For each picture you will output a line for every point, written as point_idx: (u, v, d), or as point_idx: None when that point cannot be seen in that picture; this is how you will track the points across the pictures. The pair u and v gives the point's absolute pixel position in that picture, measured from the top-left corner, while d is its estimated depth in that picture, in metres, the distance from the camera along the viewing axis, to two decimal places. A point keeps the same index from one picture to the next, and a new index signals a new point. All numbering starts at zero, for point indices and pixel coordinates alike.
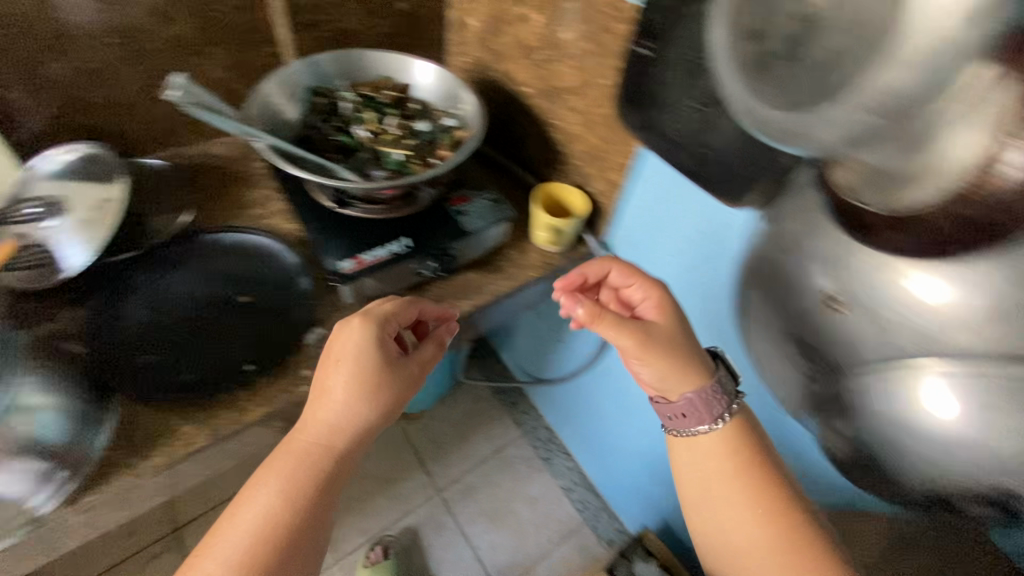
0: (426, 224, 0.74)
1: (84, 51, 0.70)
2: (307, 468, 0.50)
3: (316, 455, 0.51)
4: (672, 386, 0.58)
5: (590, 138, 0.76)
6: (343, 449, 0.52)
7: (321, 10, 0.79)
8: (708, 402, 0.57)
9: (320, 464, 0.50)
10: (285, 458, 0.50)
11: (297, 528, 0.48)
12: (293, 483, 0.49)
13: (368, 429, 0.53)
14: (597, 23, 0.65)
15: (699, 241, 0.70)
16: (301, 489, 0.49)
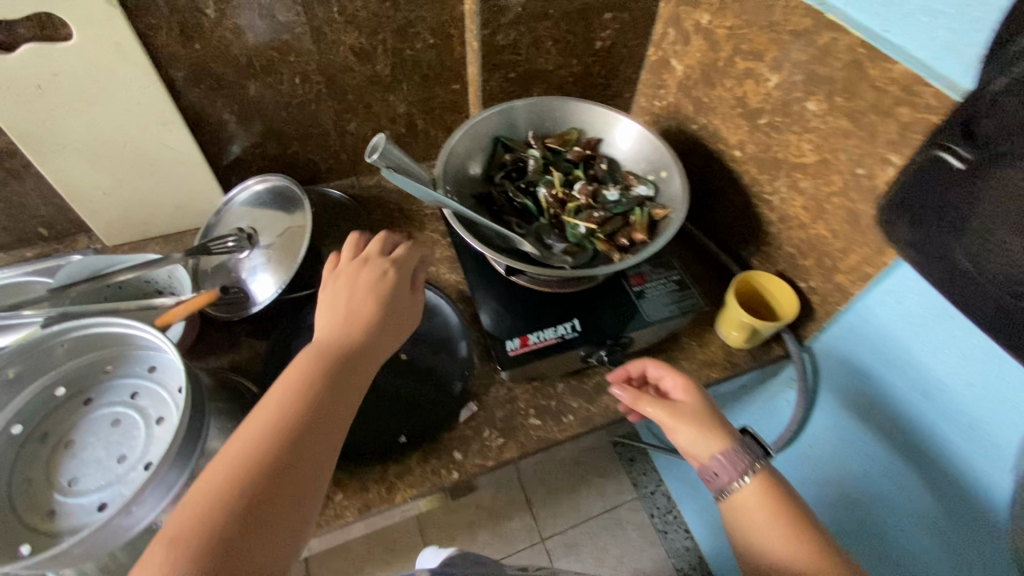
0: (601, 303, 0.66)
1: (291, 87, 0.71)
2: (300, 377, 0.44)
3: (331, 368, 0.45)
4: (703, 445, 0.51)
5: (817, 229, 0.62)
6: (355, 372, 0.46)
7: (518, 50, 0.74)
8: (725, 456, 0.50)
9: (337, 372, 0.45)
10: (303, 362, 0.45)
11: (323, 431, 0.42)
12: (319, 397, 0.43)
13: (377, 356, 0.49)
14: (870, 103, 0.51)
15: (943, 364, 0.54)
16: (313, 393, 0.43)
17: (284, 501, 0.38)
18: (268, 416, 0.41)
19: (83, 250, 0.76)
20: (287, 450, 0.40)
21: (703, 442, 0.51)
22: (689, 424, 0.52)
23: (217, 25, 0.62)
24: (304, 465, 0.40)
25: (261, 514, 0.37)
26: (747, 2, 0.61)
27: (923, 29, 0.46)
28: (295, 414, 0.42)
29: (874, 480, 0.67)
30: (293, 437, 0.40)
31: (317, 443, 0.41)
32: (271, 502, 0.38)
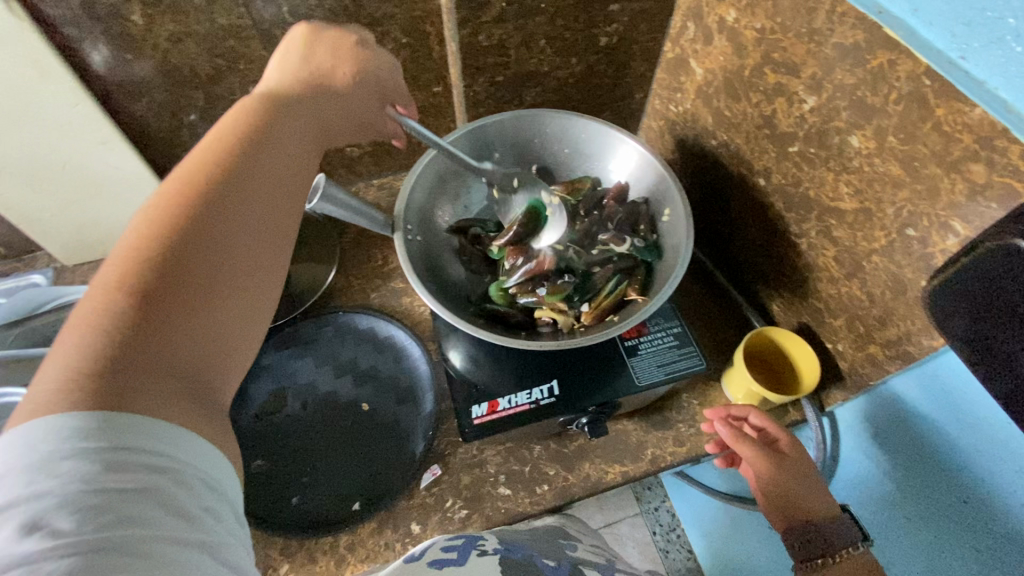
0: (584, 361, 0.57)
1: (245, 96, 0.64)
2: (242, 125, 0.40)
3: (284, 112, 0.43)
4: (801, 501, 0.49)
5: (850, 288, 0.51)
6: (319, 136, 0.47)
7: (504, 51, 0.63)
8: (821, 527, 0.46)
9: (281, 131, 0.41)
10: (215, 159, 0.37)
11: (281, 198, 0.39)
12: (259, 150, 0.39)
13: (334, 128, 0.49)
14: (930, 152, 0.40)
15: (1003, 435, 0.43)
16: (247, 155, 0.38)
17: (245, 272, 0.34)
18: (194, 193, 0.34)
19: (42, 269, 0.72)
20: (233, 225, 0.35)
21: (802, 501, 0.49)
22: (786, 481, 0.50)
23: (148, 31, 0.54)
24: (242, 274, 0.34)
25: (223, 292, 0.32)
26: (782, 1, 0.48)
27: (1016, 61, 0.32)
28: (227, 184, 0.36)
29: (921, 521, 0.52)
30: (233, 206, 0.35)
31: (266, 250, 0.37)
32: (225, 281, 0.33)
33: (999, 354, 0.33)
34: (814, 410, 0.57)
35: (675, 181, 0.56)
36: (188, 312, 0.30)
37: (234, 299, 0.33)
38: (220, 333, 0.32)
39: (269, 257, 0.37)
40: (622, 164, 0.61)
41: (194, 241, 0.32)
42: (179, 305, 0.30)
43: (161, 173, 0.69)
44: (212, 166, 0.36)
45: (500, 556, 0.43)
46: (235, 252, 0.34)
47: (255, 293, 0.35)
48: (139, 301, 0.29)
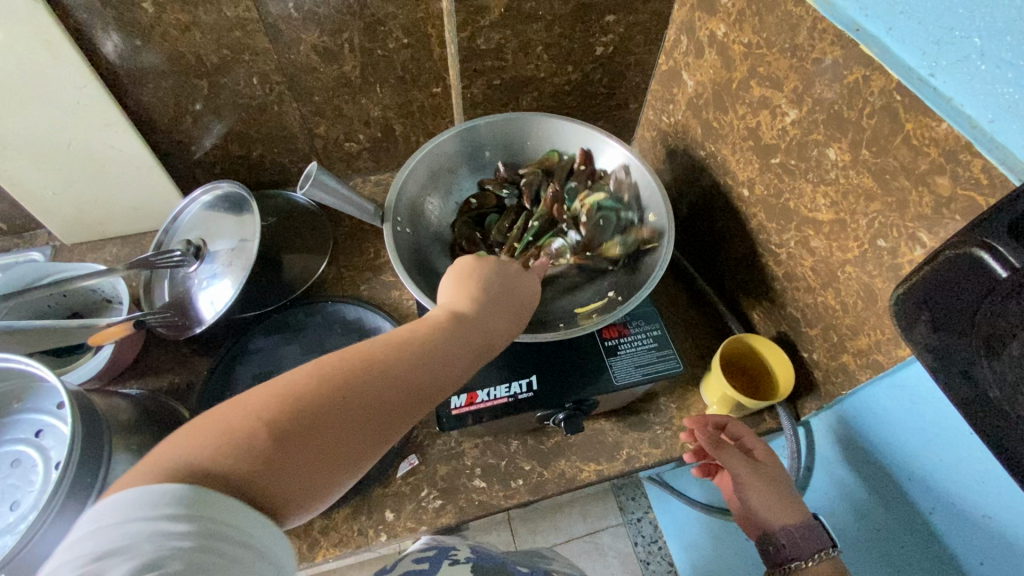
0: (564, 359, 0.58)
1: (250, 88, 0.65)
2: (388, 348, 0.39)
3: (436, 359, 0.40)
4: (780, 512, 0.49)
5: (826, 298, 0.52)
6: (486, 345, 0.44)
7: (503, 55, 0.65)
8: (798, 533, 0.48)
9: (462, 345, 0.42)
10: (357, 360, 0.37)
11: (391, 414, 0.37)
12: (383, 415, 0.37)
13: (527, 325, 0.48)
14: (900, 164, 0.41)
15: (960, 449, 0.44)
16: (342, 428, 0.35)
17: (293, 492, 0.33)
18: (322, 385, 0.35)
19: (41, 247, 0.74)
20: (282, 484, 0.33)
21: (778, 512, 0.49)
22: (763, 490, 0.50)
23: (158, 20, 0.56)
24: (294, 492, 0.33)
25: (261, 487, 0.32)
26: (768, 17, 0.50)
27: (978, 78, 0.35)
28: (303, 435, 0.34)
29: (892, 528, 0.52)
30: (332, 445, 0.34)
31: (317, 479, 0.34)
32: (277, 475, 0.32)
33: (956, 360, 0.34)
34: (789, 419, 0.58)
35: (658, 183, 0.58)
36: (274, 484, 0.32)
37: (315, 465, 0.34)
38: (299, 487, 0.33)
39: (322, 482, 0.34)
40: (608, 167, 0.63)
41: (302, 437, 0.33)
42: (283, 452, 0.33)
43: (163, 158, 0.71)
44: (342, 394, 0.35)
45: (473, 564, 0.47)
46: (329, 444, 0.34)
47: (338, 471, 0.35)
48: (248, 454, 0.32)
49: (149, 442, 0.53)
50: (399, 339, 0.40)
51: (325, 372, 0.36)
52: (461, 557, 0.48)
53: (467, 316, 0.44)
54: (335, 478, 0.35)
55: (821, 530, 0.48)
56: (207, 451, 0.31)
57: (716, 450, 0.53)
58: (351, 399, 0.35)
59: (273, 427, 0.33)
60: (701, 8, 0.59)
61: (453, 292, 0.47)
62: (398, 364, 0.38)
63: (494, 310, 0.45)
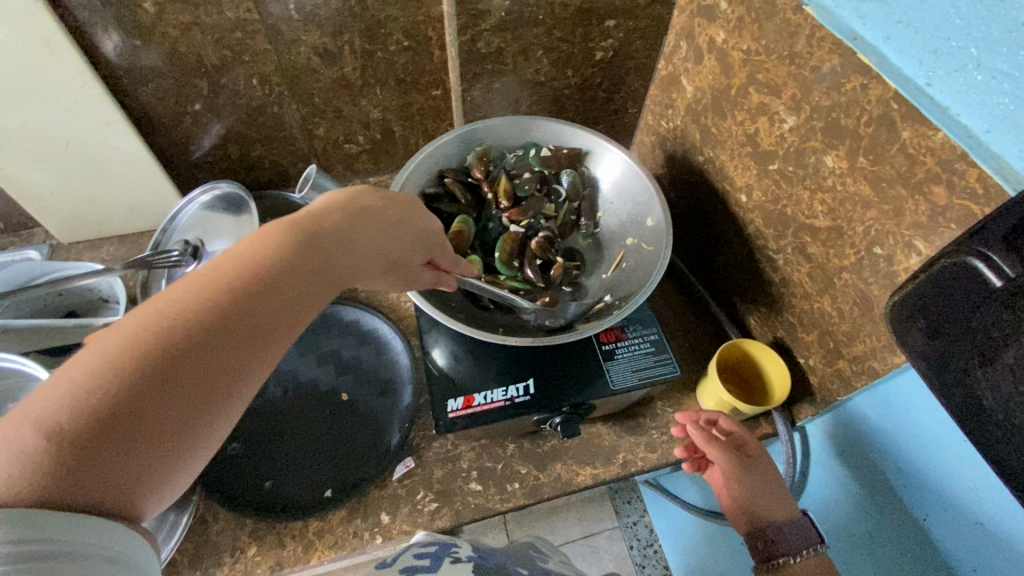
0: (561, 363, 0.58)
1: (249, 88, 0.65)
2: (239, 268, 0.31)
3: (312, 280, 0.33)
4: (772, 508, 0.50)
5: (822, 304, 0.53)
6: (382, 258, 0.39)
7: (503, 59, 0.65)
8: (786, 529, 0.48)
9: (322, 250, 0.34)
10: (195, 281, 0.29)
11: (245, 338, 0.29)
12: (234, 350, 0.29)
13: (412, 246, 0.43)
14: (897, 173, 0.42)
15: (957, 458, 0.43)
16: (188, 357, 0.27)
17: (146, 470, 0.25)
18: (147, 336, 0.26)
19: (38, 244, 0.74)
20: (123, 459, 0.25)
21: (768, 507, 0.50)
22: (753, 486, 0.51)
23: (158, 19, 0.56)
24: (179, 453, 0.27)
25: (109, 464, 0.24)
26: (767, 25, 0.50)
27: (974, 88, 0.35)
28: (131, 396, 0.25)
29: (889, 535, 0.52)
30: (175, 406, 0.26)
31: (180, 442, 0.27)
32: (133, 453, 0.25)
33: (950, 369, 0.34)
34: (785, 424, 0.58)
35: (658, 191, 0.58)
36: (114, 476, 0.24)
37: (158, 443, 0.26)
38: (145, 469, 0.25)
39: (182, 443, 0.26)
40: (607, 171, 0.63)
41: (128, 414, 0.25)
42: (122, 432, 0.25)
43: (161, 158, 0.70)
44: (183, 338, 0.27)
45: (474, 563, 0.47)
46: (176, 405, 0.26)
47: (190, 447, 0.27)
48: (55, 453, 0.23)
49: None
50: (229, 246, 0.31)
51: (147, 329, 0.26)
52: (461, 555, 0.48)
53: (318, 226, 0.35)
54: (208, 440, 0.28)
55: (810, 528, 0.49)
56: (5, 477, 0.22)
57: (708, 446, 0.53)
58: (185, 338, 0.27)
59: (82, 416, 0.24)
60: (701, 14, 0.60)
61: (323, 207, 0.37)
62: (261, 285, 0.31)
63: (364, 230, 0.38)
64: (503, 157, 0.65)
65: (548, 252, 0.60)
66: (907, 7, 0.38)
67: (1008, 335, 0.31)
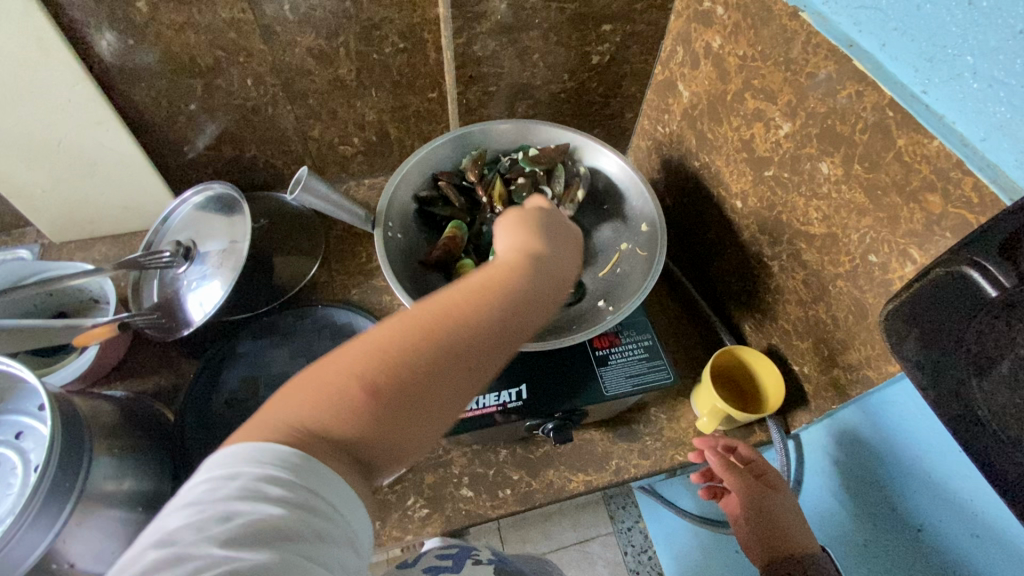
0: (555, 368, 0.57)
1: (244, 89, 0.65)
2: (494, 286, 0.37)
3: (532, 296, 0.38)
4: (788, 536, 0.50)
5: (817, 311, 0.52)
6: (554, 286, 0.40)
7: (499, 62, 0.65)
8: (804, 562, 0.48)
9: (541, 271, 0.40)
10: (419, 317, 0.34)
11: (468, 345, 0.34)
12: (477, 356, 0.34)
13: (569, 266, 0.43)
14: (892, 181, 0.41)
15: (954, 465, 0.43)
16: (440, 360, 0.33)
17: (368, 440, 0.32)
18: (390, 345, 0.33)
19: (30, 244, 0.73)
20: (364, 425, 0.31)
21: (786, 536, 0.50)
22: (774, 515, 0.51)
23: (152, 19, 0.56)
24: (423, 419, 0.33)
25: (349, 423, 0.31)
26: (763, 31, 0.50)
27: (971, 96, 0.35)
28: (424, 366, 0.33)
29: (886, 544, 0.51)
30: (425, 402, 0.33)
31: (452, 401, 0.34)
32: (363, 423, 0.31)
33: (944, 379, 0.34)
34: (780, 432, 0.57)
35: (653, 196, 0.58)
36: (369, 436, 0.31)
37: (423, 415, 0.33)
38: (383, 439, 0.32)
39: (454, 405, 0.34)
40: (603, 176, 0.63)
41: (405, 398, 0.32)
42: (375, 408, 0.31)
43: (155, 158, 0.70)
44: (393, 347, 0.33)
45: None
46: (439, 389, 0.33)
47: (446, 415, 0.34)
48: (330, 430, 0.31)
49: (133, 445, 0.52)
50: (501, 266, 0.39)
51: (418, 345, 0.33)
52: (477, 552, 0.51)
53: (538, 255, 0.41)
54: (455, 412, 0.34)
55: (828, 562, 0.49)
56: (295, 415, 0.31)
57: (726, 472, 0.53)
58: (456, 350, 0.34)
59: (371, 397, 0.31)
60: (697, 19, 0.59)
61: (511, 239, 0.43)
62: (499, 308, 0.36)
63: (557, 242, 0.44)
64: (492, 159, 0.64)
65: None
66: (903, 14, 0.38)
67: (1003, 346, 0.30)
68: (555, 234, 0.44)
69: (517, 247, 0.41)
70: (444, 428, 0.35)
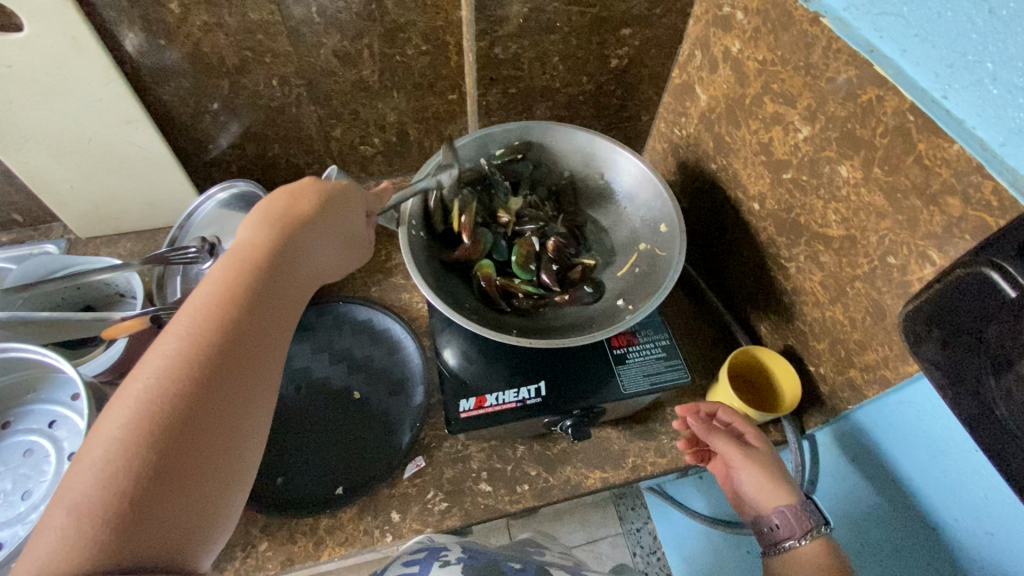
0: (574, 366, 0.58)
1: (269, 89, 0.66)
2: (224, 294, 0.35)
3: (266, 294, 0.37)
4: (770, 494, 0.50)
5: (834, 312, 0.53)
6: (294, 270, 0.41)
7: (518, 65, 0.66)
8: (790, 513, 0.49)
9: (283, 265, 0.40)
10: (149, 367, 0.31)
11: (226, 355, 0.33)
12: (251, 360, 0.35)
13: (316, 255, 0.43)
14: (912, 184, 0.42)
15: (968, 465, 0.44)
16: (209, 387, 0.32)
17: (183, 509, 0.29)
18: (151, 407, 0.30)
19: (56, 239, 0.75)
20: (166, 496, 0.28)
21: (771, 493, 0.50)
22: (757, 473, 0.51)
23: (183, 20, 0.57)
24: (229, 450, 0.32)
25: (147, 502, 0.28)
26: (783, 36, 0.51)
27: (991, 102, 0.36)
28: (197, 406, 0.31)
29: (901, 541, 0.52)
30: (197, 456, 0.30)
31: (247, 415, 0.34)
32: (159, 495, 0.28)
33: (963, 377, 0.35)
34: (795, 432, 0.58)
35: (672, 198, 0.59)
36: (178, 501, 0.29)
37: (223, 450, 0.31)
38: (192, 504, 0.29)
39: (249, 421, 0.34)
40: (623, 177, 0.63)
41: (169, 468, 0.29)
42: (161, 476, 0.28)
43: (180, 156, 0.71)
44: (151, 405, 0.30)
45: (464, 564, 0.47)
46: (222, 415, 0.32)
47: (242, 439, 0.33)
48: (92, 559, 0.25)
49: None
50: (236, 274, 0.37)
51: (157, 403, 0.30)
52: (452, 558, 0.48)
53: (279, 249, 0.40)
54: (249, 430, 0.34)
55: (812, 508, 0.49)
56: (68, 538, 0.25)
57: (708, 436, 0.53)
58: (197, 392, 0.31)
59: (124, 497, 0.27)
60: (716, 24, 0.60)
61: (251, 236, 0.40)
62: (229, 324, 0.34)
63: (314, 230, 0.44)
64: (509, 163, 0.65)
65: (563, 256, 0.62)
66: (924, 21, 0.39)
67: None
68: (303, 224, 0.43)
69: (248, 248, 0.39)
70: (252, 441, 0.34)
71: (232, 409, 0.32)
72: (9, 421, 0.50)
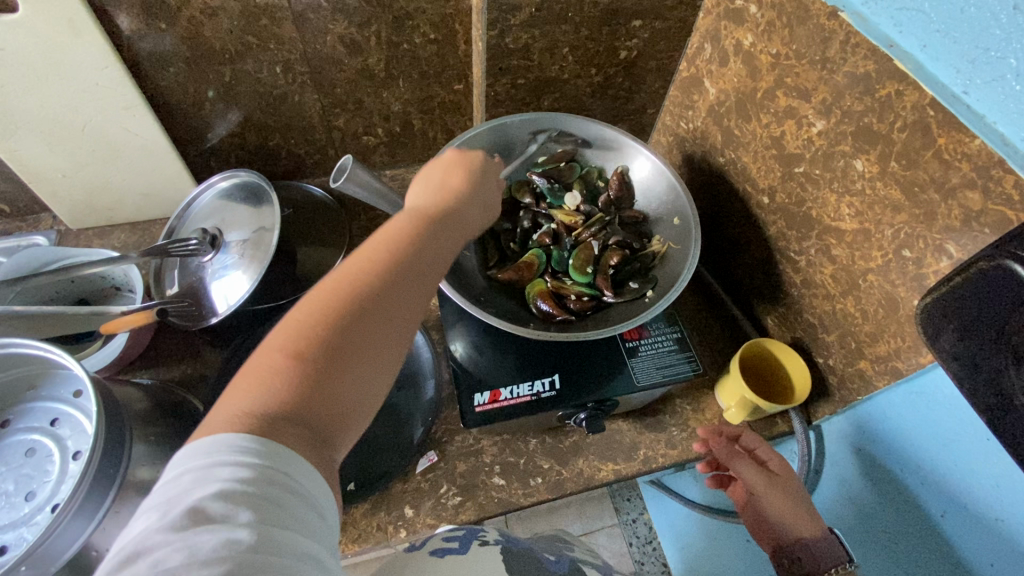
0: (586, 359, 0.58)
1: (271, 76, 0.65)
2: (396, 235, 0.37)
3: (428, 240, 0.38)
4: (793, 522, 0.50)
5: (844, 305, 0.54)
6: (458, 225, 0.42)
7: (529, 55, 0.65)
8: (811, 546, 0.48)
9: (448, 217, 0.41)
10: (330, 284, 0.34)
11: (391, 284, 0.35)
12: (407, 291, 0.36)
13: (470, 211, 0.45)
14: (930, 178, 0.43)
15: (977, 452, 0.45)
16: (372, 307, 0.34)
17: (334, 399, 0.31)
18: (324, 309, 0.33)
19: (46, 231, 0.72)
20: (327, 375, 0.31)
21: (792, 521, 0.50)
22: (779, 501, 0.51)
23: (184, 4, 0.55)
24: (373, 365, 0.33)
25: (305, 389, 0.31)
26: (799, 29, 0.51)
27: (1013, 98, 0.36)
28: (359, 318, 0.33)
29: (906, 526, 0.53)
30: (360, 361, 0.33)
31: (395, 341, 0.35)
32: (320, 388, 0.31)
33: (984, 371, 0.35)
34: (802, 423, 0.59)
35: (685, 190, 0.59)
36: (327, 392, 0.31)
37: (370, 365, 0.33)
38: (338, 405, 0.31)
39: (393, 347, 0.35)
40: (636, 171, 0.63)
41: (338, 359, 0.32)
42: (325, 365, 0.31)
43: (178, 145, 0.69)
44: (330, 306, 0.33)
45: (501, 546, 0.47)
46: (376, 335, 0.34)
47: (385, 366, 0.34)
48: (273, 414, 0.29)
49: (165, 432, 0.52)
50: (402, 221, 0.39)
51: (329, 307, 0.33)
52: (489, 538, 0.49)
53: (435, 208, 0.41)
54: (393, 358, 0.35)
55: (836, 543, 0.49)
56: (262, 397, 0.30)
57: (731, 460, 0.54)
58: (364, 311, 0.33)
59: (311, 365, 0.31)
60: (728, 17, 0.60)
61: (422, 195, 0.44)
62: (401, 257, 0.36)
63: (474, 191, 0.46)
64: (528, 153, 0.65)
65: (625, 261, 0.59)
66: (946, 16, 0.39)
67: None
68: (462, 193, 0.44)
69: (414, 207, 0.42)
70: (393, 366, 0.35)
71: (383, 334, 0.34)
72: (8, 420, 0.48)
